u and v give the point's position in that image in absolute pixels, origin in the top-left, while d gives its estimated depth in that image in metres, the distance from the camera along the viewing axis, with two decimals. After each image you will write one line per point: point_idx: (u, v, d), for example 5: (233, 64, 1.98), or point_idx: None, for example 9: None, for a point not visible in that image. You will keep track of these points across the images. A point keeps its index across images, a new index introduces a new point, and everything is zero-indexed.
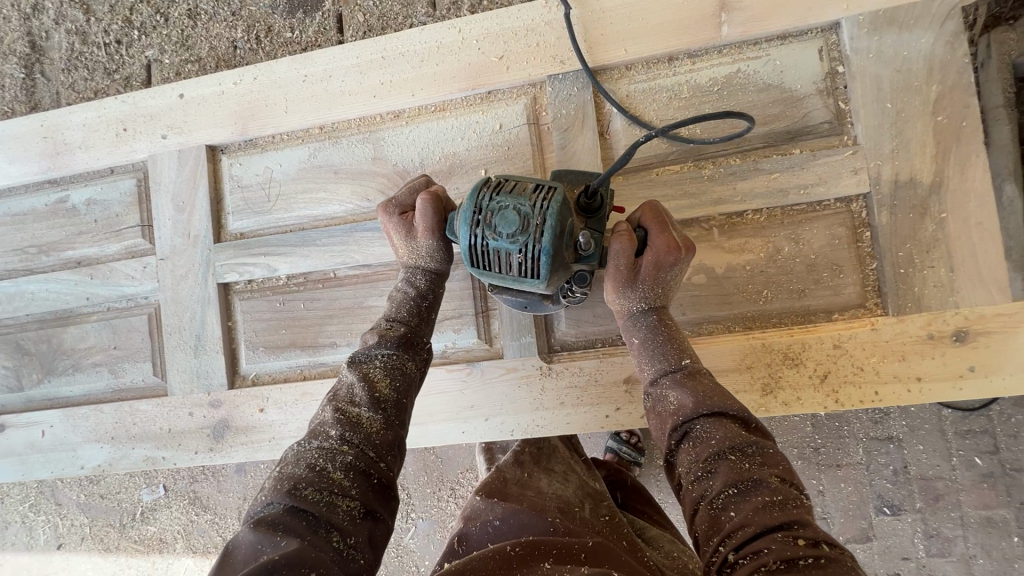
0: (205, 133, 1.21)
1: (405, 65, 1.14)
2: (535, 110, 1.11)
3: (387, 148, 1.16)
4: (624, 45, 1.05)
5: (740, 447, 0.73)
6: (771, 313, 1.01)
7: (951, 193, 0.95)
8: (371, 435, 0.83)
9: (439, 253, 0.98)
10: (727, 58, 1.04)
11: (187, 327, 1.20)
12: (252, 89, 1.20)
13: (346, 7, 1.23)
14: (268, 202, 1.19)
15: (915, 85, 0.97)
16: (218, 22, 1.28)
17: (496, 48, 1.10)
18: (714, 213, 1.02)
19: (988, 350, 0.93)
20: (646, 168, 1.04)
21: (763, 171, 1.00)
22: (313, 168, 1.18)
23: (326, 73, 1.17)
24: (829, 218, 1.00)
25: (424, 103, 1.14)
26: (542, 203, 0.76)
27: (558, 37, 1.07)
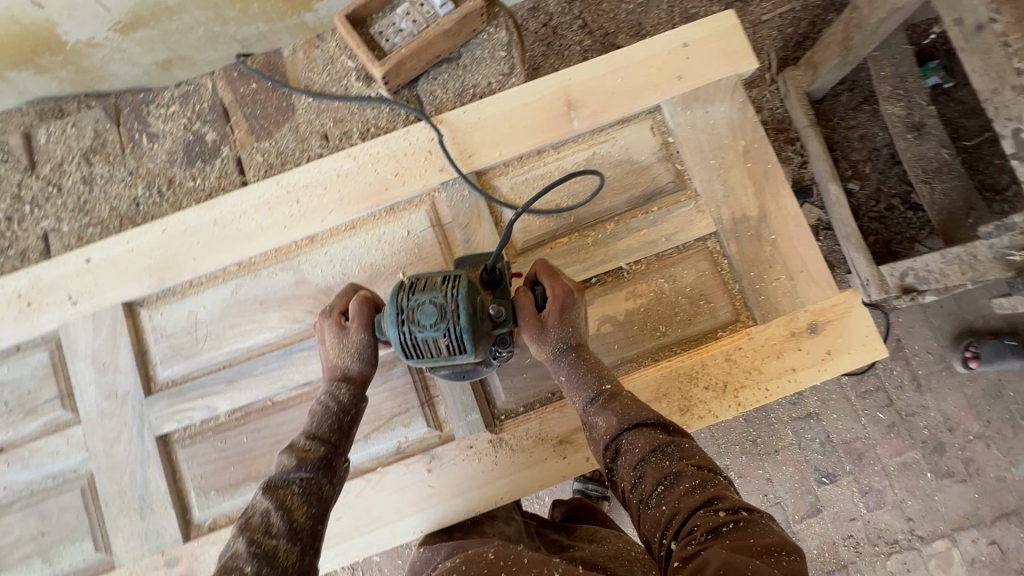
0: (119, 291, 1.23)
1: (310, 195, 1.26)
2: (436, 213, 1.26)
3: (307, 271, 1.24)
4: (500, 148, 1.24)
5: (660, 447, 0.82)
6: (670, 343, 1.20)
7: (775, 218, 1.20)
8: (288, 569, 0.78)
9: (365, 357, 0.99)
10: (583, 144, 1.26)
11: (128, 490, 1.17)
12: (163, 241, 1.25)
13: (244, 151, 1.34)
14: (197, 344, 1.22)
15: (727, 142, 1.23)
16: (116, 183, 1.33)
17: (392, 167, 1.25)
18: (605, 270, 1.21)
19: (835, 332, 1.16)
20: (542, 245, 1.22)
21: (633, 230, 1.22)
22: (237, 303, 1.24)
23: (235, 214, 1.25)
24: (693, 256, 1.22)
25: (335, 224, 1.25)
26: (453, 290, 0.82)
27: (443, 150, 1.24)
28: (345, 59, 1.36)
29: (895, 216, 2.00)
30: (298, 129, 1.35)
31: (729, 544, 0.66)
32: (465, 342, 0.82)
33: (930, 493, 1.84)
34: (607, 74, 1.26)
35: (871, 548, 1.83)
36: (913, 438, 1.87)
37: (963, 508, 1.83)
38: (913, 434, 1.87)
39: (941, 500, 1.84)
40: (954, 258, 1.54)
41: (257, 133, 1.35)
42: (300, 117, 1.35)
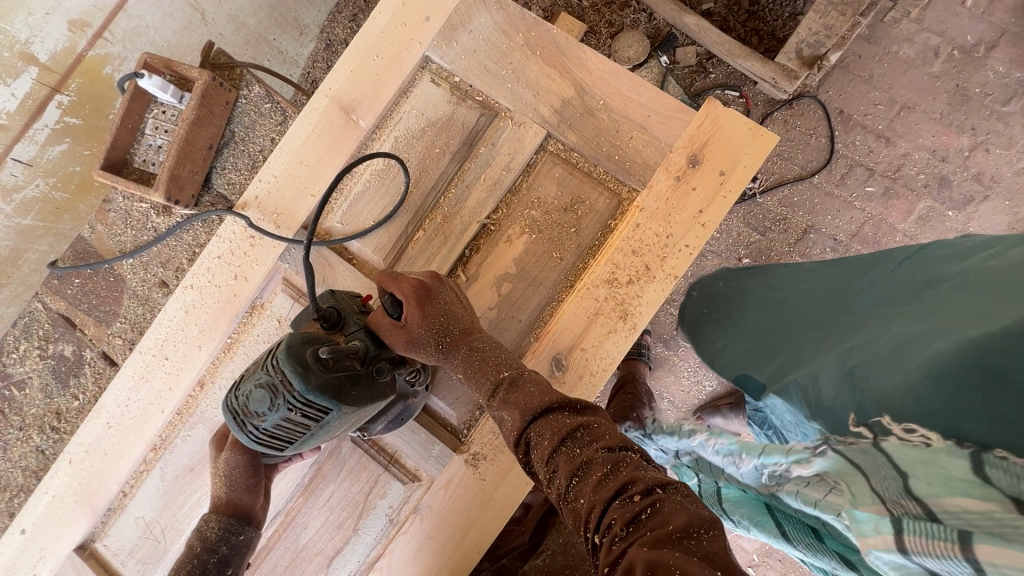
0: (62, 543, 1.17)
1: (172, 345, 1.17)
2: (292, 288, 1.18)
3: (214, 414, 1.18)
4: (309, 190, 1.16)
5: (569, 435, 0.69)
6: (575, 263, 1.10)
7: (592, 84, 1.09)
8: None
9: (232, 475, 0.89)
10: (382, 139, 1.17)
11: None
12: (71, 472, 1.17)
13: (105, 342, 1.30)
14: (159, 543, 1.16)
15: (506, 47, 1.12)
16: (14, 444, 1.29)
17: (227, 274, 1.17)
18: (471, 236, 1.12)
19: (718, 150, 1.04)
20: (402, 251, 1.13)
21: (472, 183, 1.12)
22: (174, 479, 1.17)
23: (118, 407, 1.17)
24: (543, 169, 1.12)
25: (212, 358, 1.18)
26: (274, 362, 0.77)
27: (263, 228, 1.16)
28: (138, 205, 1.30)
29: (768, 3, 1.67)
30: (137, 293, 1.30)
31: (647, 538, 0.54)
32: (310, 410, 0.76)
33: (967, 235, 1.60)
34: (360, 61, 1.15)
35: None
36: (913, 192, 1.60)
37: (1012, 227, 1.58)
38: (912, 186, 1.60)
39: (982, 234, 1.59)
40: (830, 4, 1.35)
41: (104, 317, 1.30)
42: (132, 281, 1.30)
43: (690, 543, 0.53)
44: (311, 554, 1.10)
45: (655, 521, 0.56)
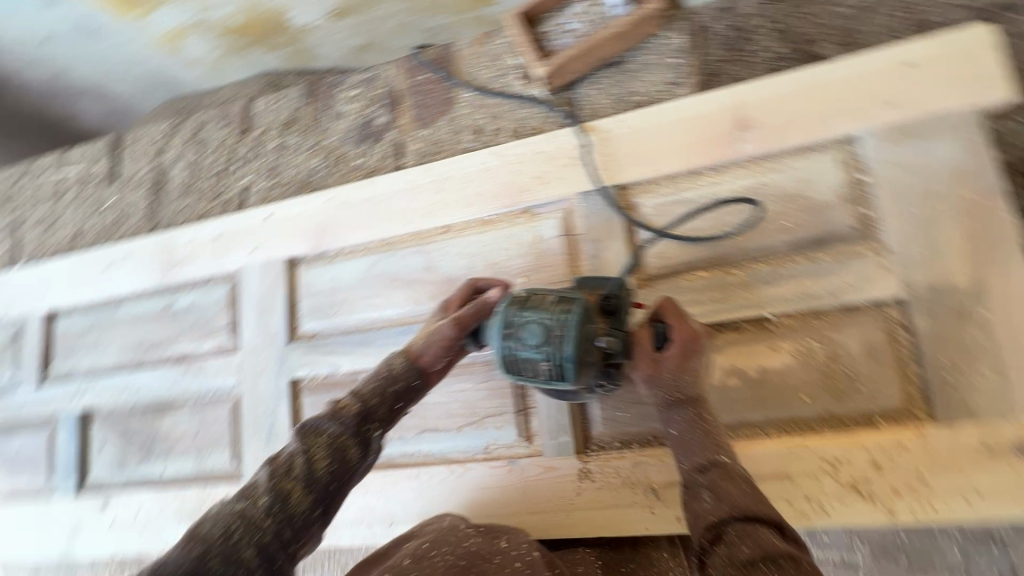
0: (287, 246, 1.40)
1: (456, 184, 1.28)
2: (569, 222, 1.21)
3: (441, 260, 1.29)
4: (652, 163, 1.15)
5: (773, 556, 0.66)
6: (810, 420, 1.03)
7: (994, 292, 0.93)
8: (296, 519, 0.80)
9: (437, 344, 0.99)
10: (747, 171, 1.10)
11: (260, 415, 1.36)
12: (327, 207, 1.38)
13: (405, 138, 1.44)
14: (341, 301, 1.36)
15: (941, 190, 0.97)
16: (301, 153, 1.53)
17: (537, 169, 1.23)
18: (746, 316, 1.07)
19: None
20: (676, 275, 1.12)
21: (787, 278, 1.04)
22: (378, 276, 1.34)
23: (387, 194, 1.33)
24: (863, 320, 1.01)
25: (472, 218, 1.27)
26: (564, 315, 0.81)
27: (594, 162, 1.19)
28: (509, 53, 1.36)
29: None
30: (456, 120, 1.40)
31: None
32: (564, 371, 0.81)
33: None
34: (794, 94, 1.07)
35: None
36: None
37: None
38: None
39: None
40: None
41: (419, 121, 1.43)
42: (459, 112, 1.40)
43: None
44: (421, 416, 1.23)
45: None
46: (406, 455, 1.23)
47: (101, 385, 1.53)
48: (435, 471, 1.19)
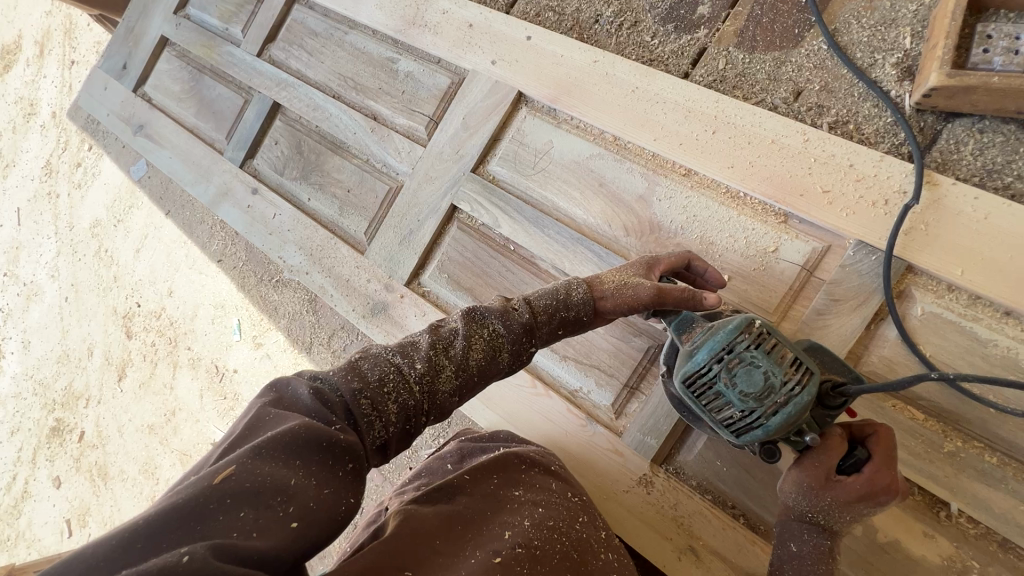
0: (523, 82, 1.40)
1: (674, 109, 1.24)
2: (774, 173, 1.13)
3: (620, 184, 1.27)
4: (874, 158, 1.06)
5: (830, 489, 0.86)
6: (964, 468, 0.95)
7: None
8: (438, 392, 0.89)
9: (629, 303, 0.98)
10: (983, 198, 0.99)
11: (407, 218, 1.49)
12: (586, 68, 1.34)
13: (634, 33, 1.36)
14: (530, 170, 1.37)
15: None
16: (588, 11, 1.42)
17: (755, 122, 1.17)
18: (915, 332, 1.01)
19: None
20: (853, 269, 1.06)
21: (973, 313, 0.99)
22: (528, 198, 1.37)
23: (630, 83, 1.29)
24: None
25: (667, 153, 1.23)
26: (793, 387, 0.85)
27: (811, 137, 1.12)
28: (726, 7, 1.29)
29: None
30: (682, 41, 1.31)
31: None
32: (753, 429, 0.88)
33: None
34: None
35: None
36: None
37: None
38: None
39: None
40: None
41: (608, 47, 1.38)
42: (653, 48, 1.34)
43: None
44: None
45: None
46: None
47: (301, 90, 1.73)
48: (540, 392, 1.29)
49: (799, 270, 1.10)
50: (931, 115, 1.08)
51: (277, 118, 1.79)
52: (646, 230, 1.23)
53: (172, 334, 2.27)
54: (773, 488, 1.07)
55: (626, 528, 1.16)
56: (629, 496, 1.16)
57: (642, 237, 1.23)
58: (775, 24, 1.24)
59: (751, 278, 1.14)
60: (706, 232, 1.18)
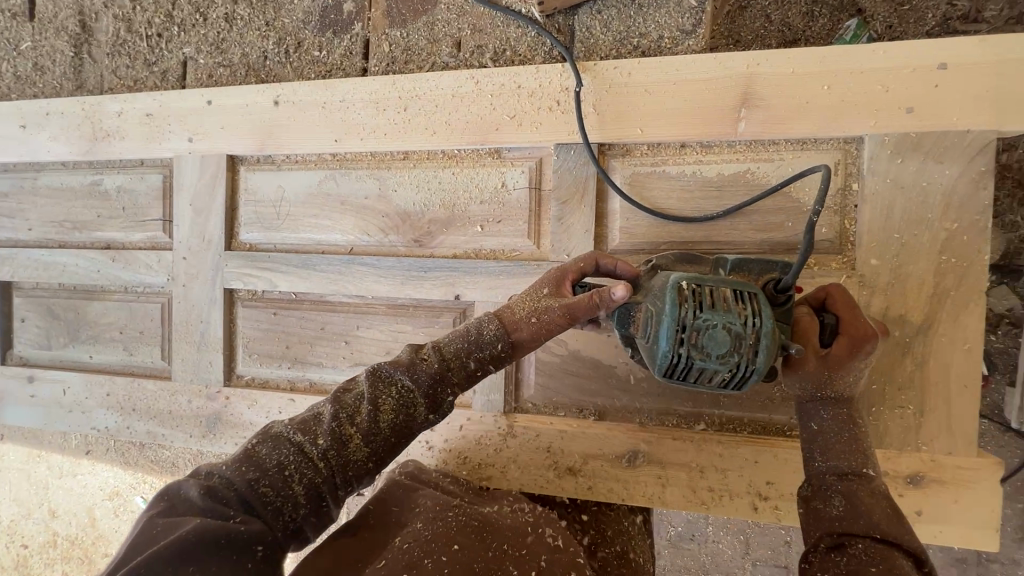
0: (227, 145, 1.37)
1: (361, 108, 1.27)
2: (467, 123, 1.21)
3: (360, 192, 1.30)
4: (531, 70, 1.18)
5: (825, 364, 0.91)
6: None
7: (840, 163, 1.05)
8: (349, 465, 0.85)
9: (544, 325, 0.91)
10: (622, 63, 1.14)
11: (193, 323, 1.40)
12: (274, 104, 1.34)
13: (302, 54, 1.38)
14: (277, 220, 1.35)
15: (799, 66, 1.04)
16: (255, 52, 1.42)
17: (430, 86, 1.23)
18: (632, 194, 1.15)
19: (955, 250, 0.99)
20: (565, 167, 1.17)
21: (663, 157, 1.14)
22: (290, 247, 1.35)
23: (316, 101, 1.31)
24: (754, 179, 1.09)
25: (378, 147, 1.27)
26: (751, 322, 0.85)
27: (479, 76, 1.20)
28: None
29: None
30: (345, 41, 1.35)
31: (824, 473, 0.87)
32: (743, 377, 0.87)
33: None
34: None
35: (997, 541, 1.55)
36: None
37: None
38: None
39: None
40: None
41: (287, 77, 1.39)
42: (325, 60, 1.37)
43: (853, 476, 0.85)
44: (362, 363, 1.30)
45: (860, 562, 0.73)
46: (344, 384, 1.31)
47: (21, 255, 1.56)
48: None
49: (529, 190, 1.20)
50: (559, 15, 1.21)
51: (15, 294, 1.61)
52: (399, 221, 1.27)
53: (82, 551, 1.98)
54: (604, 377, 1.18)
55: (516, 480, 1.21)
56: (506, 453, 1.22)
57: (400, 229, 1.27)
58: None
59: (500, 217, 1.21)
60: (445, 197, 1.24)
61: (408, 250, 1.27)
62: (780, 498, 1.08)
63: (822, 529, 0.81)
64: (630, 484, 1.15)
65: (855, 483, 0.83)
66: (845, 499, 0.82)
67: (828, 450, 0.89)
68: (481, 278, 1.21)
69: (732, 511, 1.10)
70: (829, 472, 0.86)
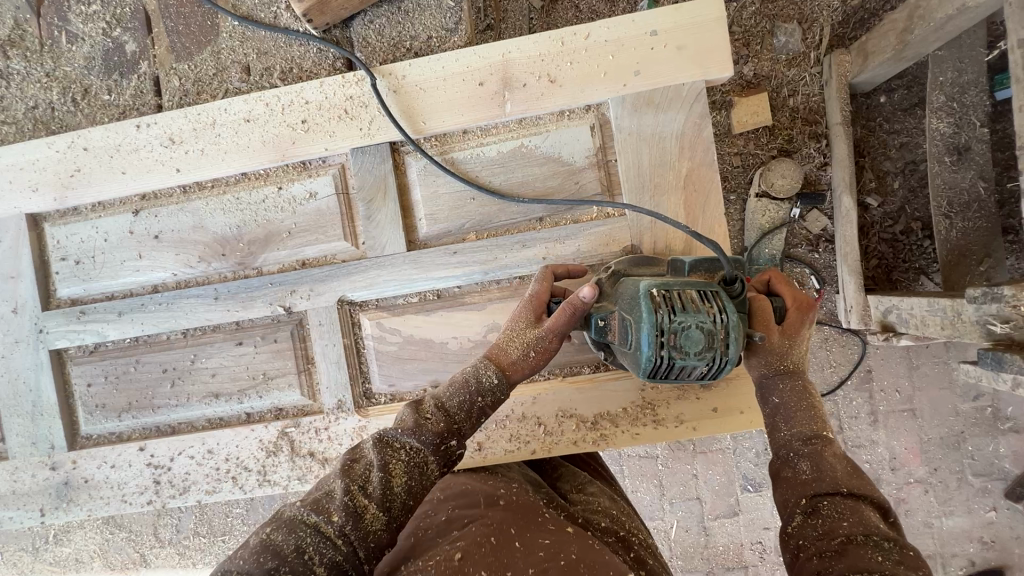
0: (24, 204, 1.31)
1: (159, 144, 1.28)
2: (268, 142, 1.25)
3: (174, 228, 1.29)
4: (312, 84, 1.24)
5: (782, 342, 1.07)
6: (517, 238, 1.22)
7: (596, 129, 1.22)
8: (369, 536, 0.84)
9: (536, 352, 1.05)
10: (401, 66, 1.22)
11: (23, 393, 1.33)
12: (67, 155, 1.30)
13: (91, 101, 1.35)
14: (92, 271, 1.31)
15: (548, 51, 1.19)
16: (41, 106, 1.35)
17: (225, 113, 1.26)
18: (425, 180, 1.24)
19: (694, 182, 1.18)
20: (369, 171, 1.24)
21: (450, 145, 1.25)
22: (113, 295, 1.33)
23: (111, 146, 1.29)
24: (531, 153, 1.22)
25: (182, 181, 1.28)
26: (720, 319, 0.94)
27: (269, 97, 1.25)
28: (145, 35, 1.34)
29: (868, 104, 1.73)
30: (133, 82, 1.33)
31: (796, 442, 0.99)
32: (720, 368, 0.97)
33: (908, 386, 1.77)
34: None
35: (855, 428, 1.79)
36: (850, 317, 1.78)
37: (953, 386, 1.76)
38: None
39: (915, 386, 1.78)
40: (944, 186, 1.55)
41: (80, 125, 1.34)
42: (117, 103, 1.34)
43: (821, 445, 0.97)
44: (212, 394, 1.30)
45: (835, 522, 0.86)
46: (199, 417, 1.32)
47: None
48: (243, 433, 1.28)
49: (337, 197, 1.26)
50: (335, 30, 1.29)
51: None
52: (222, 247, 1.28)
53: None
54: (438, 354, 1.25)
55: None
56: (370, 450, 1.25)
57: (223, 255, 1.28)
58: (191, 27, 1.32)
59: (313, 226, 1.27)
60: (261, 216, 1.28)
61: (236, 274, 1.29)
62: (607, 428, 1.20)
63: (797, 494, 0.93)
64: (483, 447, 1.23)
65: (818, 445, 0.97)
66: (812, 463, 0.95)
67: (790, 417, 1.02)
68: (307, 286, 1.26)
69: (568, 449, 1.21)
70: (794, 438, 1.00)
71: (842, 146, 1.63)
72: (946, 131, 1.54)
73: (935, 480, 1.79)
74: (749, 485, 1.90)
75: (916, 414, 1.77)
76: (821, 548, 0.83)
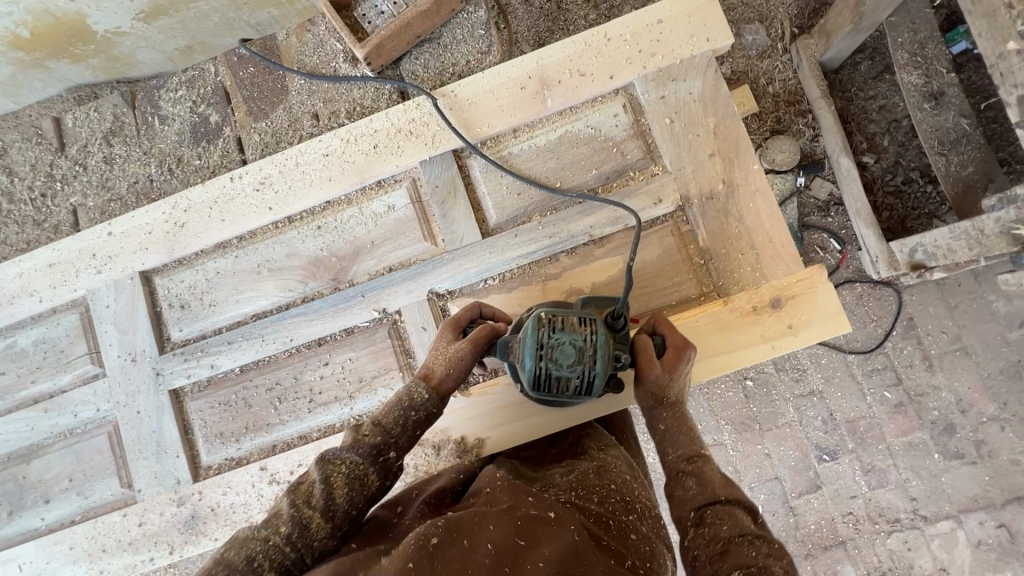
0: (139, 262, 1.47)
1: (256, 190, 1.46)
2: (353, 166, 1.44)
3: (276, 260, 1.45)
4: (379, 115, 1.45)
5: (672, 370, 1.11)
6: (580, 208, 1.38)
7: (625, 107, 1.40)
8: (314, 543, 0.85)
9: (455, 369, 1.10)
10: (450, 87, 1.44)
11: (146, 436, 1.42)
12: (173, 214, 1.48)
13: (186, 168, 1.56)
14: (206, 310, 1.46)
15: (576, 52, 1.41)
16: (137, 184, 1.57)
17: (306, 153, 1.46)
18: (486, 176, 1.42)
19: (724, 132, 1.35)
20: (436, 178, 1.42)
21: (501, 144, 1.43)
22: (220, 330, 1.46)
23: (209, 199, 1.47)
24: (574, 137, 1.41)
25: (276, 217, 1.45)
26: (591, 337, 1.06)
27: (342, 134, 1.45)
28: (225, 106, 1.57)
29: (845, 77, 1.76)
30: (218, 144, 1.56)
31: (685, 466, 1.02)
32: (592, 382, 1.07)
33: (952, 326, 1.61)
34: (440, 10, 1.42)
35: (912, 377, 1.62)
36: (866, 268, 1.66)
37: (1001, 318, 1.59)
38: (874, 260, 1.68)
39: (961, 324, 1.61)
40: (933, 130, 1.55)
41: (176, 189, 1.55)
42: (207, 165, 1.56)
43: (708, 462, 1.02)
44: (320, 402, 1.40)
45: (716, 527, 0.89)
46: (312, 428, 1.40)
47: None
48: None
49: (411, 206, 1.43)
50: (387, 70, 1.51)
51: None
52: (319, 268, 1.43)
53: None
54: None
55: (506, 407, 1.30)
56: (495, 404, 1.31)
57: (319, 275, 1.43)
58: (263, 91, 1.56)
59: (395, 233, 1.42)
60: (350, 233, 1.44)
61: (330, 290, 1.43)
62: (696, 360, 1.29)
63: (687, 508, 0.95)
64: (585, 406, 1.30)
65: (700, 463, 1.01)
66: (696, 478, 0.99)
67: (675, 440, 1.07)
68: (397, 288, 1.40)
69: None
70: (679, 459, 1.04)
71: (828, 116, 1.63)
72: (917, 82, 1.57)
73: (1009, 415, 1.58)
74: (825, 456, 1.63)
75: (969, 351, 1.60)
76: (708, 553, 0.86)
